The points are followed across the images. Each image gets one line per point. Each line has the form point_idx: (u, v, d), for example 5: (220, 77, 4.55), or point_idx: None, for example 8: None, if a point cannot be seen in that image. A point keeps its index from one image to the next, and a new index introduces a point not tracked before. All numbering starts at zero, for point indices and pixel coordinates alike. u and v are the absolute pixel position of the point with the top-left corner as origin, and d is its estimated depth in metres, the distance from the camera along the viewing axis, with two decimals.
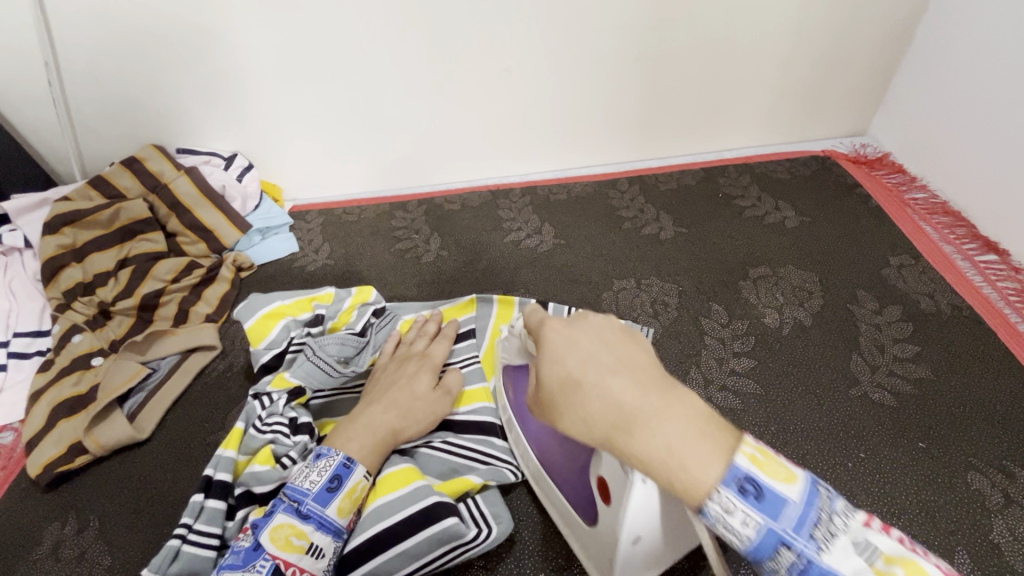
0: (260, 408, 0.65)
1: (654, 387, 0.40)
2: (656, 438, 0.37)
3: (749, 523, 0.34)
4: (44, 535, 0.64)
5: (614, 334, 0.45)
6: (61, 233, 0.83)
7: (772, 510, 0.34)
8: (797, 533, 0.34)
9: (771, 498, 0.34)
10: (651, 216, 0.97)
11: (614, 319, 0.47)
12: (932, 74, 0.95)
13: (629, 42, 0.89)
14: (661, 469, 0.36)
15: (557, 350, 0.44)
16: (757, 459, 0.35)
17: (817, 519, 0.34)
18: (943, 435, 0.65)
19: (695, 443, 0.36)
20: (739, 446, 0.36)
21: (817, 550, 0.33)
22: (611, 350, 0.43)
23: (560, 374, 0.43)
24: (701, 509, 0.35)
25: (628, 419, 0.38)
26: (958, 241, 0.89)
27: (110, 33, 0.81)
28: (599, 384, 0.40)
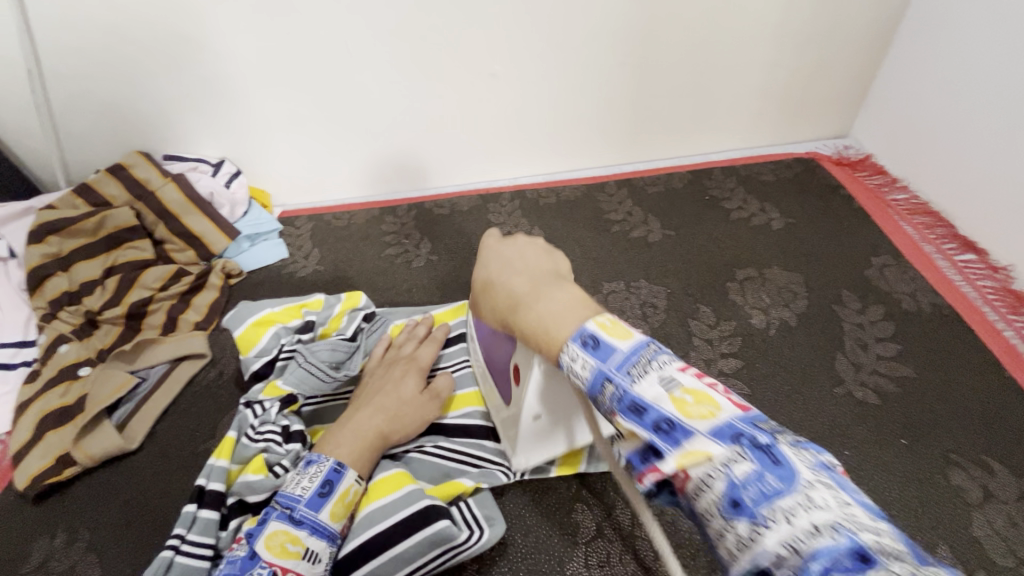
0: (252, 417, 0.65)
1: (544, 281, 0.48)
2: (536, 315, 0.44)
3: (585, 367, 0.37)
4: (32, 548, 0.64)
5: (536, 251, 0.54)
6: (45, 242, 0.82)
7: (603, 355, 0.37)
8: (619, 370, 0.36)
9: (604, 346, 0.37)
10: (639, 219, 0.98)
11: (542, 242, 0.56)
12: (911, 77, 0.97)
13: (616, 47, 0.90)
14: (535, 337, 0.44)
15: (488, 257, 0.56)
16: (606, 325, 0.39)
17: (639, 361, 0.36)
18: (925, 433, 0.67)
19: (563, 311, 0.43)
20: (595, 318, 0.40)
21: (631, 381, 0.35)
22: (529, 258, 0.53)
23: (485, 275, 0.55)
24: (558, 362, 0.41)
25: (517, 301, 0.48)
26: (938, 241, 0.91)
27: (94, 40, 0.81)
28: (505, 280, 0.52)
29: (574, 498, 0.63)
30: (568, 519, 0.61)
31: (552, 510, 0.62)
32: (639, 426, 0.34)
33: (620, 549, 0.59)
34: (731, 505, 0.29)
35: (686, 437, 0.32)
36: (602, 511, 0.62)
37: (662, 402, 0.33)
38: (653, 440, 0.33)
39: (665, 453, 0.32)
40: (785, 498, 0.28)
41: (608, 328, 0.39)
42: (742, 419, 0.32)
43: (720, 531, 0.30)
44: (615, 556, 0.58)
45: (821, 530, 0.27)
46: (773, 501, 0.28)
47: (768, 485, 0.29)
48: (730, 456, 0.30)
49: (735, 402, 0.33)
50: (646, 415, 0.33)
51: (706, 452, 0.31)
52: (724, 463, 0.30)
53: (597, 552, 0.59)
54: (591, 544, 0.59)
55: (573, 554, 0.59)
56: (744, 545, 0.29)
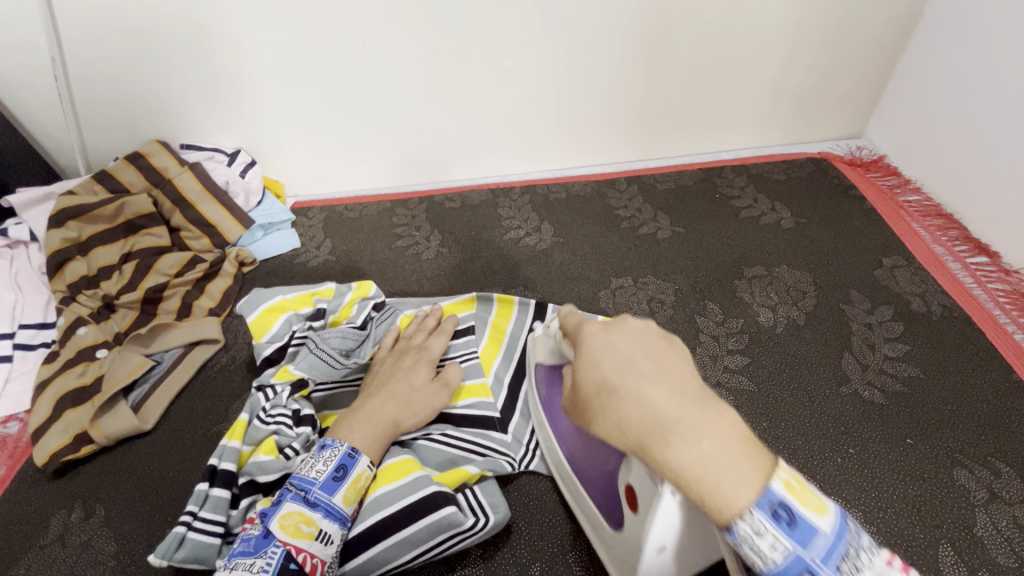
0: (265, 400, 0.66)
1: (691, 399, 0.40)
2: (696, 453, 0.37)
3: (776, 547, 0.35)
4: (50, 522, 0.66)
5: (654, 342, 0.45)
6: (66, 227, 0.84)
7: (803, 538, 0.35)
8: (823, 562, 0.34)
9: (801, 524, 0.35)
10: (649, 215, 0.98)
11: (654, 327, 0.47)
12: (927, 78, 0.96)
13: (629, 44, 0.90)
14: (697, 485, 0.36)
15: (597, 353, 0.45)
16: (792, 485, 0.36)
17: (843, 551, 0.35)
18: (929, 432, 0.67)
19: (731, 464, 0.36)
20: (777, 471, 0.36)
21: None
22: (650, 355, 0.43)
23: (596, 377, 0.43)
24: (728, 528, 0.36)
25: (664, 427, 0.38)
26: (950, 243, 0.90)
27: (116, 30, 0.82)
28: (636, 390, 0.41)
29: None
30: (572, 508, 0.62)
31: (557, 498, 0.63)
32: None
33: None
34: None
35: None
36: None
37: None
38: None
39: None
40: None
41: (797, 491, 0.36)
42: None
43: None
44: None
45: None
46: None
47: None
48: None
49: None
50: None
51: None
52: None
53: None
54: None
55: (576, 541, 0.60)
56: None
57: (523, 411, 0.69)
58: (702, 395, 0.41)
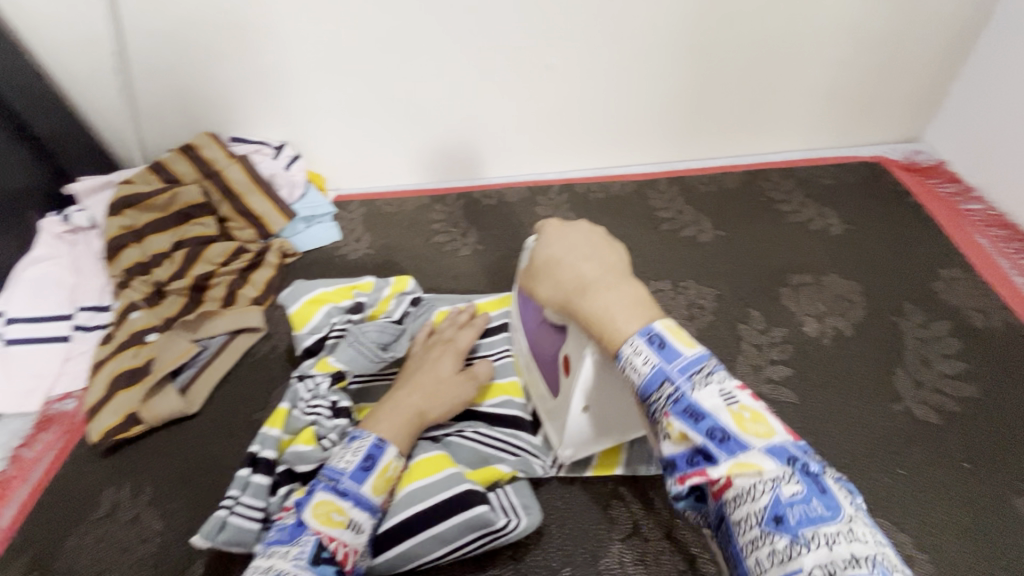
0: (304, 389, 0.67)
1: (613, 274, 0.49)
2: (602, 302, 0.47)
3: (648, 364, 0.41)
4: (103, 496, 0.69)
5: (599, 239, 0.53)
6: (123, 215, 0.88)
7: (668, 356, 0.41)
8: (681, 374, 0.40)
9: (669, 348, 0.41)
10: (690, 217, 0.96)
11: (604, 229, 0.55)
12: (997, 78, 0.90)
13: (677, 42, 0.88)
14: (596, 325, 0.47)
15: (548, 237, 0.55)
16: (673, 330, 0.42)
17: (701, 371, 0.40)
18: (988, 456, 0.63)
19: (626, 308, 0.45)
20: (662, 320, 0.43)
21: (692, 387, 0.39)
22: (593, 245, 0.53)
23: (545, 254, 0.54)
24: (617, 354, 0.44)
25: (584, 285, 0.49)
26: (1015, 256, 0.85)
27: (174, 25, 0.85)
28: (573, 262, 0.51)
29: (611, 494, 0.63)
30: (606, 515, 0.61)
31: (589, 503, 0.62)
32: (693, 429, 0.37)
33: (656, 548, 0.59)
34: (774, 521, 0.33)
35: (739, 448, 0.36)
36: (639, 509, 0.61)
37: (720, 412, 0.37)
38: (705, 446, 0.37)
39: (717, 460, 0.36)
40: (829, 526, 0.32)
41: (676, 333, 0.42)
42: (796, 446, 0.36)
43: (754, 541, 0.33)
44: (652, 555, 0.58)
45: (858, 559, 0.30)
46: (817, 525, 0.32)
47: (814, 508, 0.33)
48: (782, 475, 0.34)
49: (788, 430, 0.37)
50: (702, 420, 0.37)
51: (758, 465, 0.35)
52: (772, 479, 0.34)
53: (633, 549, 0.59)
54: (627, 541, 0.59)
55: (607, 549, 0.59)
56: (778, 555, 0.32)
57: None
58: (626, 274, 0.50)
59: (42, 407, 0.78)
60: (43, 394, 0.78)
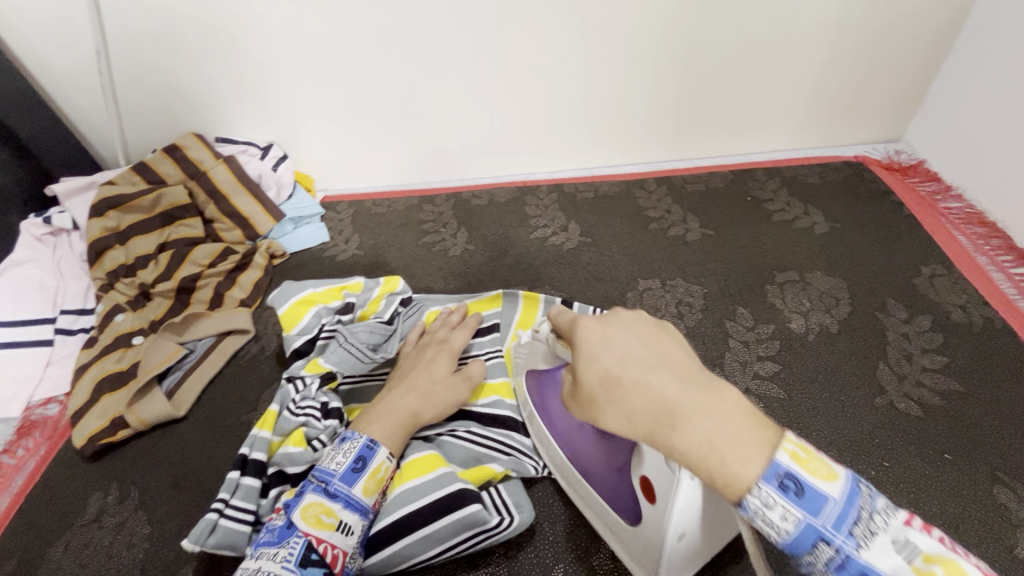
0: (294, 391, 0.67)
1: (691, 381, 0.41)
2: (700, 433, 0.38)
3: (787, 517, 0.35)
4: (88, 502, 0.68)
5: (647, 329, 0.46)
6: (106, 216, 0.87)
7: (812, 506, 0.35)
8: (837, 529, 0.34)
9: (809, 490, 0.35)
10: (678, 217, 0.97)
11: (647, 315, 0.48)
12: (975, 78, 0.92)
13: (664, 43, 0.89)
14: (701, 464, 0.38)
15: (593, 347, 0.46)
16: (798, 455, 0.36)
17: (857, 516, 0.35)
18: (969, 448, 0.65)
19: (734, 436, 0.37)
20: (781, 443, 0.37)
21: (856, 547, 0.34)
22: (645, 343, 0.45)
23: (600, 371, 0.45)
24: (739, 503, 0.37)
25: (668, 411, 0.40)
26: (993, 252, 0.87)
27: (157, 24, 0.84)
28: (639, 379, 0.42)
29: None
30: None
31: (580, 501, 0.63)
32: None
33: None
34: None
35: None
36: None
37: (902, 574, 0.33)
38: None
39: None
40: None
41: (804, 460, 0.36)
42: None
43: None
44: None
45: None
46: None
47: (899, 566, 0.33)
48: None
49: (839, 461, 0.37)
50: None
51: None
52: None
53: None
54: None
55: (599, 545, 0.59)
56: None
57: None
58: (703, 375, 0.42)
59: (23, 413, 0.77)
60: (24, 399, 0.77)
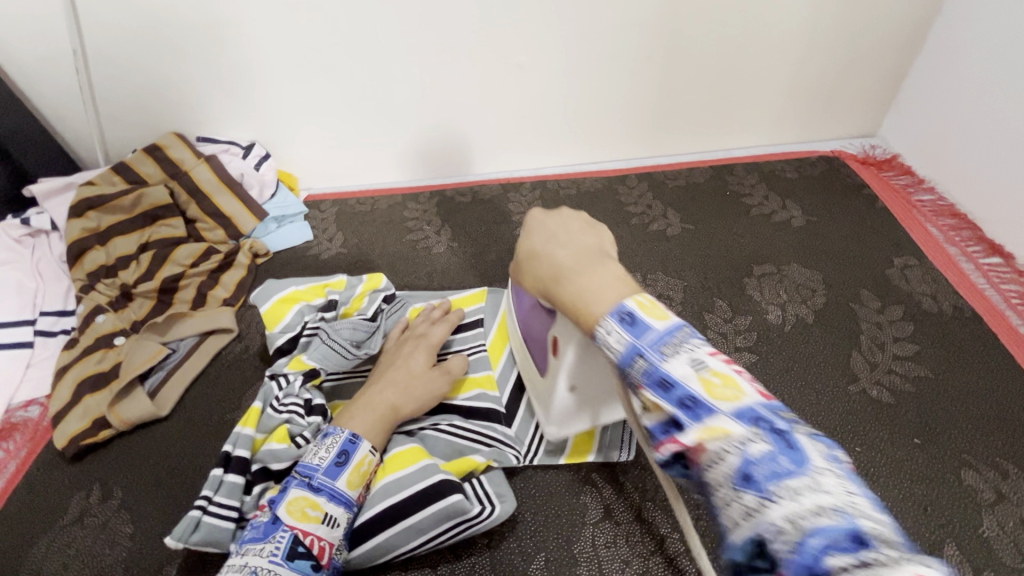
0: (277, 388, 0.67)
1: (588, 256, 0.48)
2: (576, 288, 0.44)
3: (619, 342, 0.38)
4: (70, 503, 0.68)
5: (579, 224, 0.53)
6: (85, 217, 0.86)
7: (639, 331, 0.38)
8: (653, 348, 0.37)
9: (640, 323, 0.38)
10: (658, 212, 0.98)
11: (587, 216, 0.55)
12: (946, 74, 0.94)
13: (643, 40, 0.90)
14: (573, 306, 0.44)
15: (533, 228, 0.54)
16: (644, 304, 0.39)
17: (672, 341, 0.37)
18: (938, 432, 0.67)
19: (601, 287, 0.43)
20: (634, 296, 0.40)
21: (663, 358, 0.36)
22: (571, 231, 0.52)
23: (528, 246, 0.53)
24: (593, 336, 0.41)
25: (560, 272, 0.47)
26: (964, 243, 0.89)
27: (135, 24, 0.84)
28: (549, 253, 0.50)
29: (583, 480, 0.65)
30: (577, 501, 0.63)
31: (562, 490, 0.64)
32: (665, 401, 0.35)
33: (627, 531, 0.60)
34: (743, 478, 0.30)
35: (709, 415, 0.33)
36: (610, 494, 0.63)
37: (690, 380, 0.35)
38: (677, 415, 0.34)
39: (686, 427, 0.34)
40: (794, 479, 0.29)
41: (647, 308, 0.39)
42: (765, 405, 0.33)
43: (727, 501, 0.31)
44: (623, 537, 0.60)
45: (823, 508, 0.28)
46: (782, 480, 0.29)
47: (780, 464, 0.30)
48: (749, 436, 0.31)
49: (761, 390, 0.34)
50: (675, 391, 0.35)
51: (728, 429, 0.32)
52: (741, 440, 0.31)
53: (605, 533, 0.60)
54: (599, 525, 0.61)
55: (580, 534, 0.60)
56: (750, 514, 0.30)
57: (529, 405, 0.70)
58: (603, 255, 0.48)
59: (3, 415, 0.76)
60: (4, 401, 0.76)
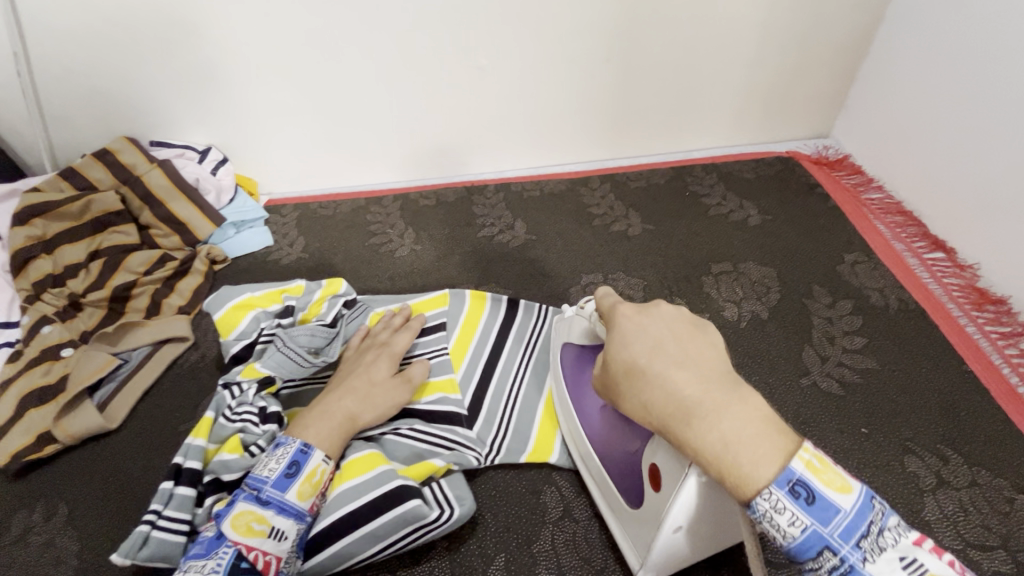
0: (231, 397, 0.66)
1: (716, 381, 0.41)
2: (718, 435, 0.38)
3: (796, 524, 0.36)
4: (12, 522, 0.65)
5: (684, 325, 0.46)
6: (30, 224, 0.83)
7: (822, 515, 0.35)
8: (845, 542, 0.35)
9: (823, 505, 0.36)
10: (620, 212, 0.99)
11: (685, 311, 0.48)
12: (890, 77, 0.98)
13: (602, 43, 0.92)
14: (717, 465, 0.38)
15: (625, 335, 0.46)
16: (813, 465, 0.36)
17: (869, 533, 0.35)
18: (884, 421, 0.69)
19: (753, 441, 0.37)
20: (800, 451, 0.37)
21: (863, 560, 0.35)
22: (679, 340, 0.45)
23: (625, 360, 0.45)
24: (749, 505, 0.37)
25: (687, 409, 0.40)
26: (909, 240, 0.93)
27: (82, 25, 0.82)
28: (663, 375, 0.43)
29: (544, 479, 0.65)
30: (537, 500, 0.63)
31: (523, 490, 0.64)
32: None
33: (586, 528, 0.61)
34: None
35: None
36: (570, 492, 0.64)
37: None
38: None
39: None
40: None
41: (820, 472, 0.36)
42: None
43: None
44: (581, 535, 0.60)
45: None
46: None
47: None
48: None
49: None
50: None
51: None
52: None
53: (564, 531, 0.61)
54: (558, 523, 0.61)
55: (540, 533, 0.61)
56: None
57: (490, 407, 0.70)
58: (730, 377, 0.42)
59: None
60: None
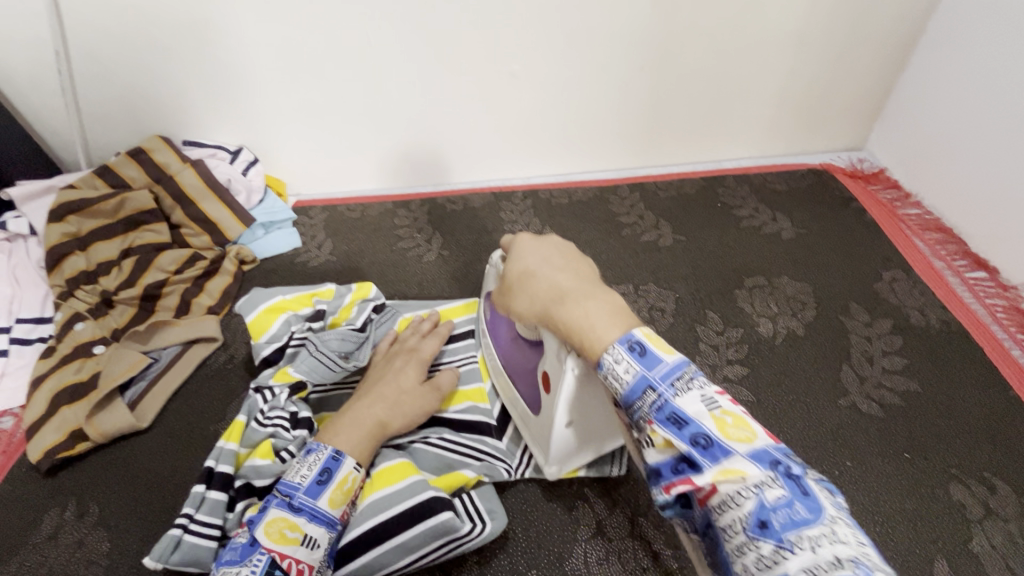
0: (262, 401, 0.66)
1: (586, 282, 0.53)
2: (582, 311, 0.49)
3: (629, 371, 0.44)
4: (43, 519, 0.65)
5: (569, 252, 0.58)
6: (65, 221, 0.83)
7: (649, 362, 0.43)
8: (663, 381, 0.42)
9: (650, 354, 0.44)
10: (651, 222, 0.98)
11: (573, 245, 0.60)
12: (930, 90, 0.96)
13: (636, 51, 0.91)
14: (578, 333, 0.49)
15: (523, 250, 0.59)
16: (650, 336, 0.45)
17: (681, 375, 0.43)
18: (928, 447, 0.67)
19: (606, 316, 0.48)
20: (640, 327, 0.46)
21: (675, 393, 0.42)
22: (563, 258, 0.57)
23: (521, 266, 0.57)
24: (598, 363, 0.46)
25: (561, 294, 0.52)
26: (950, 258, 0.91)
27: (120, 26, 0.82)
28: (546, 274, 0.55)
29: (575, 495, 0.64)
30: (569, 516, 0.62)
31: (554, 505, 0.63)
32: (678, 436, 0.40)
33: (619, 547, 0.60)
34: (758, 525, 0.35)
35: (724, 455, 0.38)
36: (603, 508, 0.62)
37: (703, 418, 0.40)
38: (690, 453, 0.39)
39: (703, 467, 0.38)
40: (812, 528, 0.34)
41: (654, 339, 0.45)
42: (776, 448, 0.39)
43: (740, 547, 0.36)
44: (615, 554, 0.59)
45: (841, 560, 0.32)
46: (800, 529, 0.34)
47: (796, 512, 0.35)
48: (765, 479, 0.37)
49: (767, 433, 0.40)
50: (686, 427, 0.40)
51: (741, 469, 0.37)
52: (756, 482, 0.37)
53: (597, 549, 0.60)
54: (591, 541, 0.60)
55: (572, 550, 0.60)
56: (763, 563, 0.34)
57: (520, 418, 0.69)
58: (596, 282, 0.55)
59: None
60: None
